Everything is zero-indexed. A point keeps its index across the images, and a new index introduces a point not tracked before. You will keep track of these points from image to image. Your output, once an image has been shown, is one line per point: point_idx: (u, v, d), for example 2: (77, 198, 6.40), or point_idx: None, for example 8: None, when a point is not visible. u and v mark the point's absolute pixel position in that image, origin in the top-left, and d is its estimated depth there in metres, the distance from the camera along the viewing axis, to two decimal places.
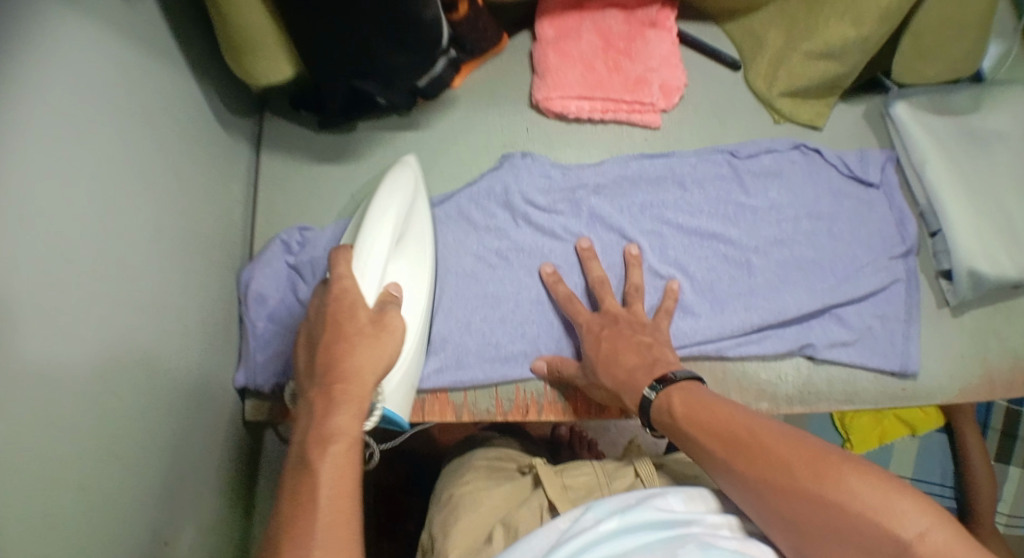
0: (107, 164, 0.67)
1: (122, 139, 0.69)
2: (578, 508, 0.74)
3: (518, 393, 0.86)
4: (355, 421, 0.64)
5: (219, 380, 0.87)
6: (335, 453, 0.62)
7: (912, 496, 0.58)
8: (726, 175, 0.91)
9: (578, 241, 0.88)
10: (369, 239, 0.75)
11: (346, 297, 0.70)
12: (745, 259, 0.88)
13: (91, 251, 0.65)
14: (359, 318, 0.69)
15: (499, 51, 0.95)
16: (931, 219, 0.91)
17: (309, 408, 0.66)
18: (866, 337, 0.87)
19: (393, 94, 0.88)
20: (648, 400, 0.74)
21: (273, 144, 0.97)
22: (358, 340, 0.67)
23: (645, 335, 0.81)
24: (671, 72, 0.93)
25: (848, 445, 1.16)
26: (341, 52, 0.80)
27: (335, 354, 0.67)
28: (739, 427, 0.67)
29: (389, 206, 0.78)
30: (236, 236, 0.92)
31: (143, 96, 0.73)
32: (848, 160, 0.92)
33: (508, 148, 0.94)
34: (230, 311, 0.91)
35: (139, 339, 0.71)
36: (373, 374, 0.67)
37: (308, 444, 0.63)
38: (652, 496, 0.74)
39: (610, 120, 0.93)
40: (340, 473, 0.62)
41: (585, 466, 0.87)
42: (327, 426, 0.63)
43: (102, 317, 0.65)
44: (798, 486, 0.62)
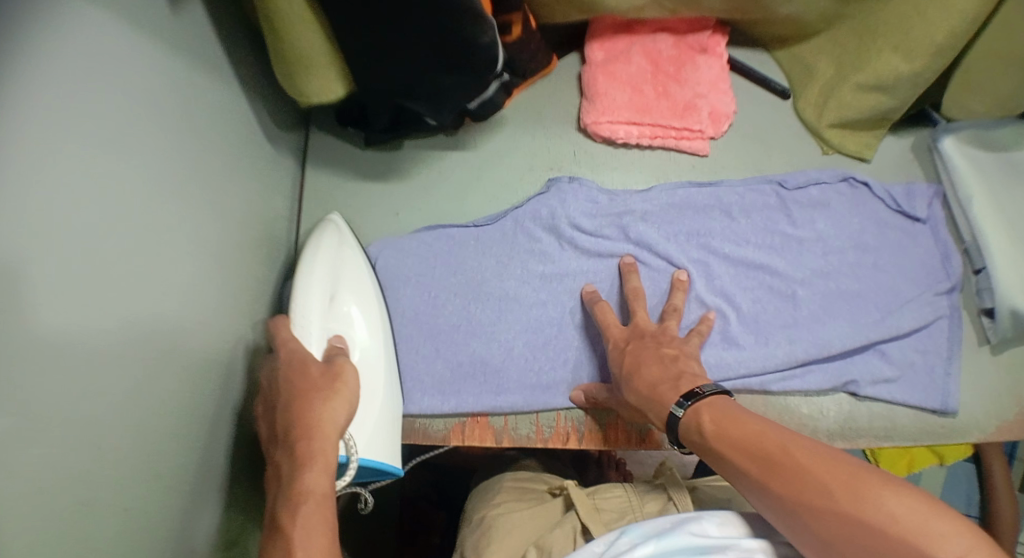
0: (157, 185, 0.67)
1: (170, 159, 0.69)
2: (613, 533, 0.75)
3: (559, 420, 0.86)
4: (321, 476, 0.64)
5: (260, 395, 0.88)
6: (306, 513, 0.63)
7: (951, 519, 0.56)
8: (773, 205, 0.91)
9: (621, 258, 0.88)
10: (303, 297, 0.75)
11: (295, 356, 0.70)
12: (791, 291, 0.88)
13: (142, 272, 0.64)
14: (311, 375, 0.69)
15: (547, 72, 0.95)
16: (976, 255, 0.92)
17: (278, 472, 0.66)
18: (908, 373, 0.87)
19: (442, 117, 0.88)
20: (675, 417, 0.73)
21: (318, 158, 0.97)
22: (312, 395, 0.67)
23: (670, 346, 0.80)
24: (720, 98, 0.92)
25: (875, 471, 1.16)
26: (390, 71, 0.79)
27: (294, 414, 0.67)
28: (772, 444, 0.66)
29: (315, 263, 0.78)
30: (278, 249, 0.92)
31: (190, 112, 0.73)
32: (895, 193, 0.92)
33: (553, 170, 0.94)
34: (271, 324, 0.91)
35: (185, 359, 0.71)
36: (333, 429, 0.67)
37: (280, 507, 0.64)
38: (688, 522, 0.74)
39: (657, 145, 0.93)
40: (315, 532, 0.63)
41: (615, 489, 0.87)
42: (297, 487, 0.64)
43: (153, 338, 0.65)
44: (832, 505, 0.60)
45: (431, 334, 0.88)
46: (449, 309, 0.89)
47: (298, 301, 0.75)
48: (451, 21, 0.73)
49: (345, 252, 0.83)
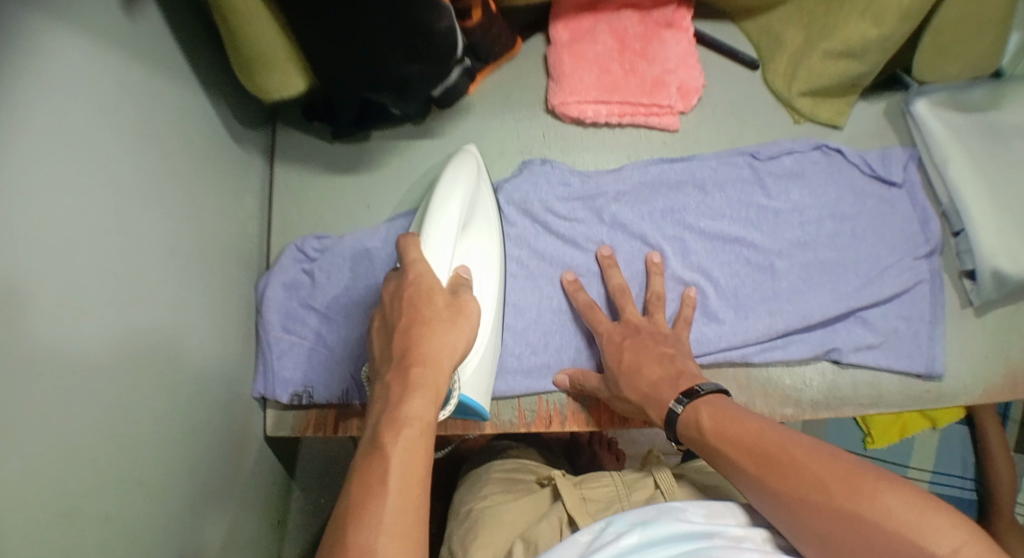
0: (120, 188, 0.66)
1: (133, 160, 0.68)
2: (598, 523, 0.73)
3: (541, 405, 0.86)
4: (427, 404, 0.60)
5: (239, 396, 0.86)
6: (409, 437, 0.59)
7: (946, 513, 0.57)
8: (747, 178, 0.90)
9: (598, 249, 0.87)
10: (436, 225, 0.71)
11: (423, 282, 0.66)
12: (768, 263, 0.87)
13: (108, 277, 0.63)
14: (437, 303, 0.65)
15: (513, 55, 0.93)
16: (954, 217, 0.91)
17: (383, 390, 0.62)
18: (891, 339, 0.86)
19: (407, 106, 0.87)
20: (675, 414, 0.73)
21: (287, 154, 0.96)
22: (435, 325, 0.63)
23: (668, 345, 0.80)
24: (689, 73, 0.91)
25: (868, 438, 1.17)
26: (350, 64, 0.78)
27: (412, 338, 0.63)
28: (771, 440, 0.66)
29: (455, 189, 0.76)
30: (251, 249, 0.91)
31: (153, 114, 0.72)
32: (871, 160, 0.91)
33: (525, 155, 0.93)
34: (248, 323, 0.90)
35: (157, 364, 0.70)
36: (449, 362, 0.63)
37: (381, 427, 0.59)
38: (672, 509, 0.73)
39: (627, 123, 0.92)
40: (410, 457, 0.58)
41: (604, 478, 0.85)
42: (401, 411, 0.59)
43: (120, 344, 0.64)
44: (831, 502, 0.61)
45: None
46: None
47: (435, 227, 0.71)
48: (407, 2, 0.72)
49: (478, 181, 0.82)
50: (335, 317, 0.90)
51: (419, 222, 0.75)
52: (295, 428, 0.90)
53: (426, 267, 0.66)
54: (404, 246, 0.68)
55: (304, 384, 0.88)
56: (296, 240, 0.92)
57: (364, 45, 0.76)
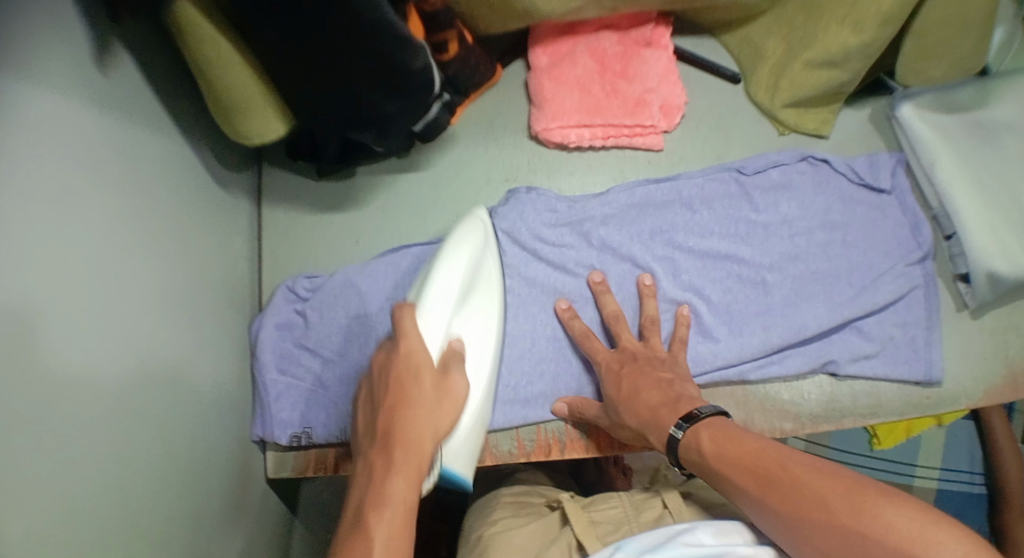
0: (110, 248, 0.66)
1: (123, 216, 0.68)
2: (605, 550, 0.72)
3: (539, 433, 0.86)
4: (407, 487, 0.63)
5: (238, 439, 0.86)
6: (391, 520, 0.61)
7: (949, 526, 0.56)
8: (734, 193, 0.89)
9: (590, 274, 0.87)
10: (436, 289, 0.72)
11: (412, 359, 0.67)
12: (760, 278, 0.87)
13: (103, 337, 0.64)
14: (420, 383, 0.66)
15: (493, 82, 0.93)
16: (945, 221, 0.91)
17: (367, 468, 0.65)
18: (888, 348, 0.86)
19: (389, 141, 0.87)
20: (675, 439, 0.72)
21: (274, 194, 0.96)
22: (420, 405, 0.66)
23: (665, 369, 0.79)
24: (671, 90, 0.91)
25: (874, 439, 1.16)
26: (329, 104, 0.79)
27: (396, 419, 0.65)
28: (771, 461, 0.65)
29: (457, 255, 0.76)
30: (243, 290, 0.91)
31: (139, 168, 0.72)
32: (858, 167, 0.91)
33: (511, 181, 0.93)
34: (244, 364, 0.90)
35: (156, 417, 0.70)
36: (430, 444, 0.65)
37: (364, 509, 0.62)
38: (679, 533, 0.72)
39: (611, 145, 0.92)
40: (393, 542, 0.60)
41: (611, 499, 0.85)
42: (385, 493, 0.62)
43: (116, 401, 0.65)
44: (832, 520, 0.60)
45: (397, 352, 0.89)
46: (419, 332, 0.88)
47: (434, 295, 0.72)
48: (376, 50, 0.72)
49: (485, 249, 0.81)
50: (329, 356, 0.90)
51: (420, 284, 0.75)
52: (295, 469, 0.90)
53: (419, 343, 0.67)
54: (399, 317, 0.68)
55: (304, 425, 0.89)
56: (285, 281, 0.92)
57: (341, 85, 0.76)
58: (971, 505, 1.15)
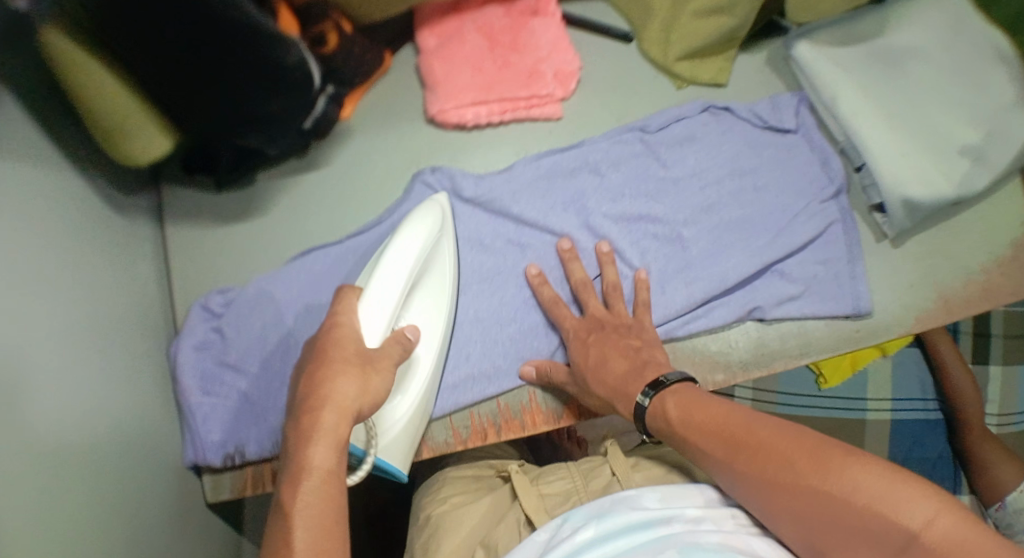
0: (9, 283, 0.63)
1: (19, 250, 0.65)
2: (553, 520, 0.70)
3: (473, 419, 0.83)
4: (329, 451, 0.58)
5: (171, 464, 0.83)
6: (310, 486, 0.56)
7: (917, 485, 0.55)
8: (641, 152, 0.88)
9: (559, 241, 0.85)
10: (382, 275, 0.73)
11: (334, 331, 0.66)
12: (676, 234, 0.86)
13: (14, 376, 0.60)
14: (345, 348, 0.64)
15: (384, 70, 0.91)
16: (853, 153, 0.90)
17: (288, 437, 0.60)
18: (812, 286, 0.85)
19: (282, 144, 0.85)
20: (642, 408, 0.71)
21: (176, 213, 0.93)
22: (339, 365, 0.62)
23: (633, 336, 0.78)
24: (562, 57, 0.89)
25: (821, 378, 1.16)
26: (212, 115, 0.76)
27: (314, 381, 0.61)
28: (737, 424, 0.64)
29: (408, 242, 0.76)
30: (156, 316, 0.87)
31: (29, 199, 0.68)
32: (762, 111, 0.90)
33: (414, 167, 0.91)
34: (166, 392, 0.86)
35: (82, 454, 0.67)
36: (352, 404, 0.60)
37: (286, 478, 0.57)
38: (624, 497, 0.70)
39: (510, 119, 0.90)
40: (316, 511, 0.55)
41: (559, 470, 0.81)
42: (302, 459, 0.57)
43: (37, 443, 0.61)
44: (799, 481, 0.59)
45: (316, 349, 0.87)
46: None
47: (379, 276, 0.72)
48: (260, 53, 0.70)
49: (440, 234, 0.80)
50: (253, 370, 0.87)
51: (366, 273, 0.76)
52: (234, 490, 0.87)
53: (347, 319, 0.67)
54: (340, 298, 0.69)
55: (236, 443, 0.86)
56: (196, 299, 0.89)
57: (218, 86, 0.73)
58: (928, 431, 1.17)
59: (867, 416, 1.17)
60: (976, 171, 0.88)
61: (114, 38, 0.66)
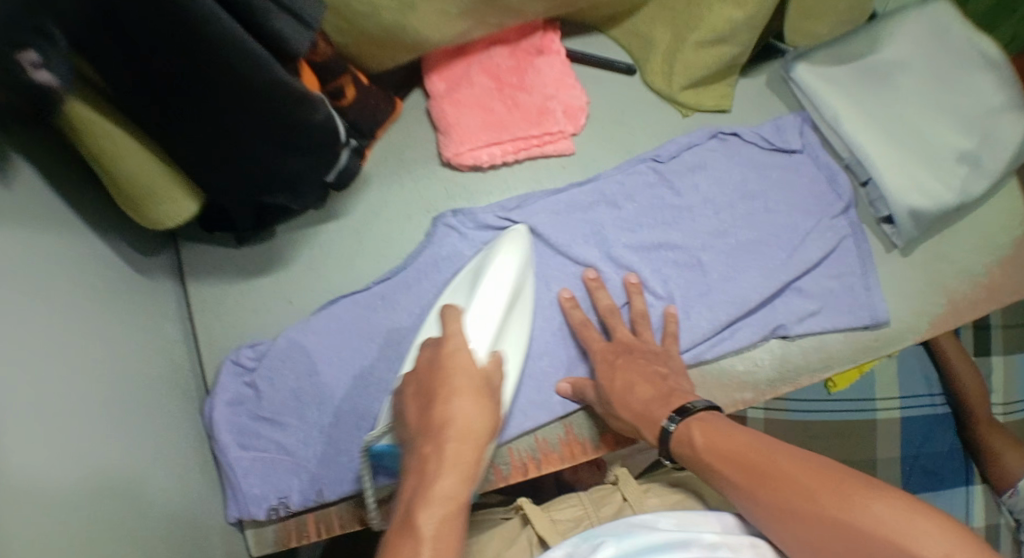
0: (45, 366, 0.63)
1: (50, 331, 0.65)
2: (571, 540, 0.68)
3: (512, 455, 0.85)
4: (457, 483, 0.61)
5: (214, 524, 0.84)
6: (438, 518, 0.59)
7: (937, 520, 0.57)
8: (654, 182, 0.90)
9: (586, 269, 0.87)
10: (484, 294, 0.77)
11: (457, 354, 0.67)
12: (696, 260, 0.88)
13: (56, 460, 0.60)
14: (470, 375, 0.66)
15: (395, 116, 0.93)
16: (858, 168, 0.93)
17: (414, 467, 0.63)
18: (830, 300, 0.88)
19: (307, 199, 0.86)
20: (669, 431, 0.72)
21: (196, 270, 0.93)
22: (465, 395, 0.65)
23: (660, 363, 0.80)
24: (569, 93, 0.91)
25: (829, 384, 1.16)
26: (241, 173, 0.78)
27: (442, 410, 0.64)
28: (759, 452, 0.65)
29: (503, 266, 0.80)
30: (186, 375, 0.88)
31: (55, 276, 0.68)
32: (766, 133, 0.92)
33: (432, 213, 0.93)
34: (202, 450, 0.87)
35: (126, 525, 0.67)
36: (479, 440, 0.64)
37: (413, 507, 0.60)
38: (641, 521, 0.70)
39: (524, 158, 0.92)
40: (443, 538, 0.58)
41: (569, 499, 0.82)
42: (431, 492, 0.60)
43: (84, 520, 0.62)
44: (821, 511, 0.60)
45: (351, 396, 0.88)
46: (375, 377, 0.88)
47: (486, 286, 0.78)
48: (290, 115, 0.73)
49: (529, 261, 0.84)
50: (289, 422, 0.88)
51: (467, 287, 0.81)
52: (279, 542, 0.88)
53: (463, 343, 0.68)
54: (445, 318, 0.71)
55: (279, 496, 0.86)
56: (225, 357, 0.89)
57: (242, 142, 0.74)
58: (937, 427, 1.19)
59: (876, 416, 1.18)
60: (974, 176, 0.90)
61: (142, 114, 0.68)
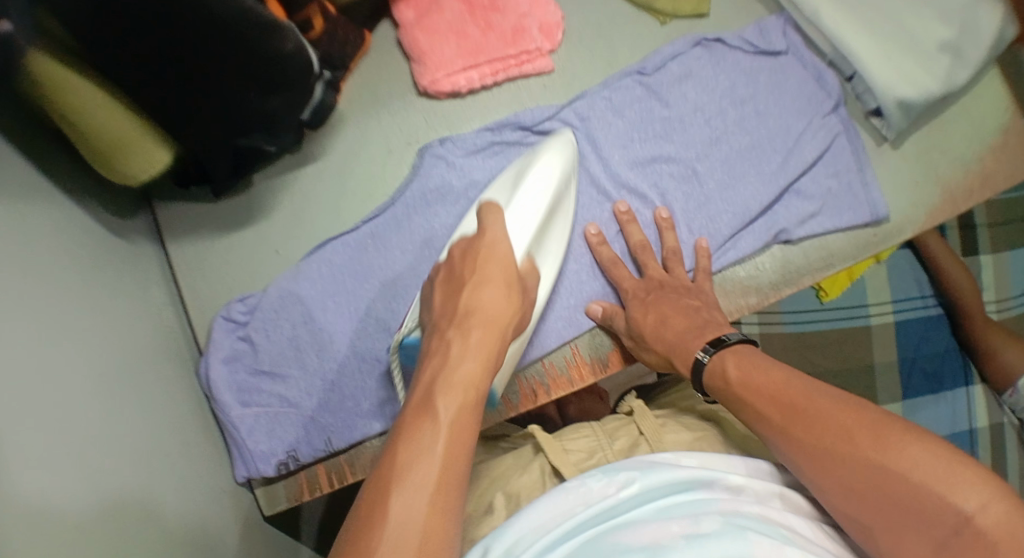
0: (31, 333, 0.60)
1: (32, 298, 0.62)
2: (593, 472, 0.67)
3: (520, 384, 0.84)
4: (479, 370, 0.63)
5: (223, 487, 0.82)
6: (458, 397, 0.61)
7: (975, 470, 0.55)
8: (641, 95, 0.89)
9: (615, 204, 0.86)
10: (524, 197, 0.78)
11: (493, 248, 0.72)
12: (691, 171, 0.88)
13: (52, 428, 0.58)
14: (504, 266, 0.71)
15: (366, 50, 0.90)
16: (842, 62, 0.91)
17: (436, 349, 0.65)
18: (828, 200, 0.88)
19: (283, 139, 0.84)
20: (702, 362, 0.73)
21: (176, 231, 0.90)
22: (490, 289, 0.69)
23: (692, 298, 0.81)
24: (544, 10, 0.89)
25: (821, 292, 1.16)
26: (220, 116, 0.75)
27: (470, 302, 0.68)
28: (797, 392, 0.64)
29: (542, 177, 0.79)
30: (178, 337, 0.85)
31: (30, 241, 0.65)
32: (750, 37, 0.91)
33: (415, 145, 0.90)
34: (204, 413, 0.84)
35: (137, 490, 0.65)
36: (499, 334, 0.67)
37: (434, 386, 0.61)
38: (662, 459, 0.68)
39: (503, 79, 0.90)
40: (460, 415, 0.59)
41: (584, 429, 0.80)
42: (451, 372, 0.62)
43: (91, 485, 0.60)
44: (855, 452, 0.59)
45: (352, 343, 0.86)
46: (375, 316, 0.86)
47: (524, 191, 0.78)
48: (259, 49, 0.70)
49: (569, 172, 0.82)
50: (291, 374, 0.86)
51: (507, 189, 0.80)
52: (290, 498, 0.87)
53: (503, 233, 0.73)
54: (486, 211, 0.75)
55: (287, 450, 0.85)
56: (218, 315, 0.86)
57: (222, 84, 0.71)
58: (933, 327, 1.18)
59: (871, 322, 1.16)
60: (956, 65, 0.89)
61: (104, 64, 0.64)
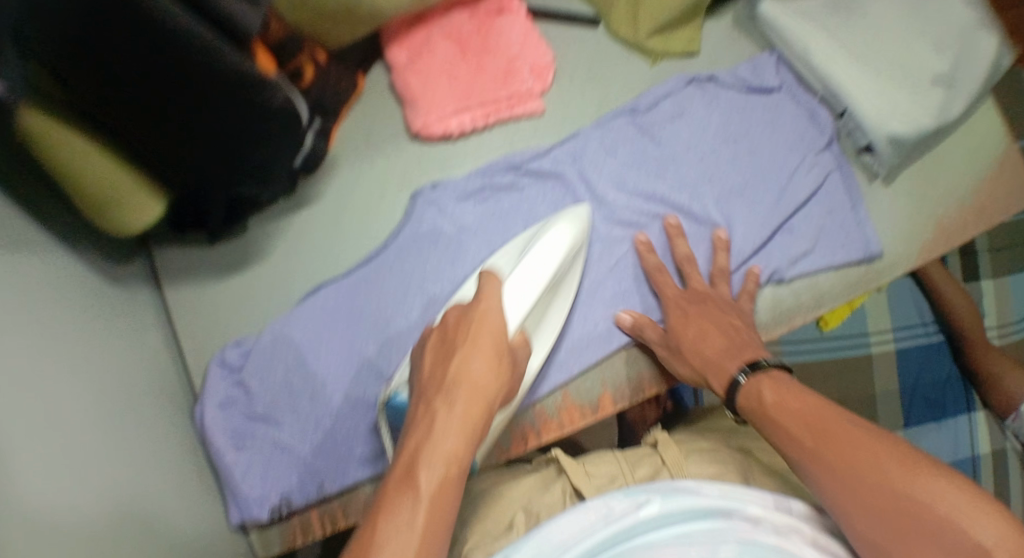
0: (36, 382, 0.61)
1: (37, 347, 0.63)
2: (615, 492, 0.64)
3: (512, 428, 0.84)
4: (463, 442, 0.61)
5: (220, 530, 0.82)
6: (439, 472, 0.59)
7: (1000, 511, 0.54)
8: (634, 134, 0.89)
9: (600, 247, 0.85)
10: (521, 269, 0.78)
11: (482, 315, 0.71)
12: (683, 209, 0.88)
13: (61, 475, 0.58)
14: (494, 337, 0.69)
15: (358, 93, 0.90)
16: (833, 100, 0.90)
17: (420, 419, 0.63)
18: (821, 238, 0.88)
19: (277, 186, 0.84)
20: (738, 383, 0.72)
21: (171, 275, 0.90)
22: (478, 356, 0.67)
23: (733, 316, 0.81)
24: (535, 52, 0.89)
25: (821, 321, 1.15)
26: (208, 165, 0.75)
27: (457, 371, 0.66)
28: (830, 417, 0.64)
29: (550, 257, 0.79)
30: (174, 381, 0.85)
31: (32, 290, 0.65)
32: (744, 75, 0.91)
33: (407, 187, 0.91)
34: (200, 456, 0.84)
35: (139, 536, 0.66)
36: (484, 406, 0.65)
37: (415, 460, 0.60)
38: (685, 483, 0.64)
39: (495, 121, 0.90)
40: (439, 493, 0.58)
41: (607, 455, 0.78)
42: (432, 445, 0.60)
43: (95, 533, 0.60)
44: (883, 476, 0.58)
45: (346, 387, 0.86)
46: (368, 360, 0.87)
47: (533, 261, 0.78)
48: (246, 105, 0.69)
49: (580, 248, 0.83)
50: (284, 418, 0.86)
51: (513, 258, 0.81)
52: (285, 540, 0.87)
53: (495, 304, 0.72)
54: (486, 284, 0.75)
55: (280, 494, 0.85)
56: (212, 359, 0.87)
57: (210, 133, 0.71)
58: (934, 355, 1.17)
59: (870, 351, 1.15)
60: (950, 99, 0.89)
61: (92, 109, 0.64)
